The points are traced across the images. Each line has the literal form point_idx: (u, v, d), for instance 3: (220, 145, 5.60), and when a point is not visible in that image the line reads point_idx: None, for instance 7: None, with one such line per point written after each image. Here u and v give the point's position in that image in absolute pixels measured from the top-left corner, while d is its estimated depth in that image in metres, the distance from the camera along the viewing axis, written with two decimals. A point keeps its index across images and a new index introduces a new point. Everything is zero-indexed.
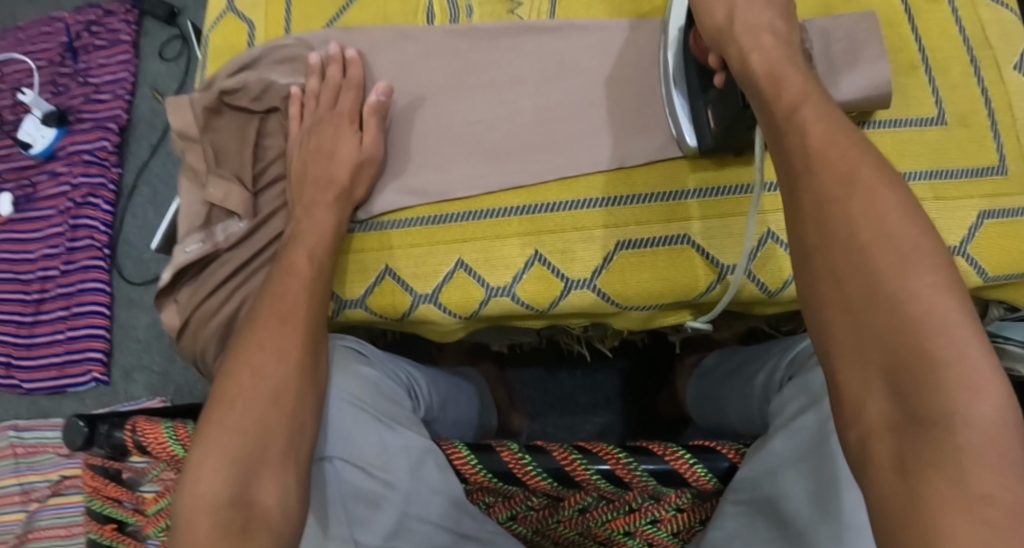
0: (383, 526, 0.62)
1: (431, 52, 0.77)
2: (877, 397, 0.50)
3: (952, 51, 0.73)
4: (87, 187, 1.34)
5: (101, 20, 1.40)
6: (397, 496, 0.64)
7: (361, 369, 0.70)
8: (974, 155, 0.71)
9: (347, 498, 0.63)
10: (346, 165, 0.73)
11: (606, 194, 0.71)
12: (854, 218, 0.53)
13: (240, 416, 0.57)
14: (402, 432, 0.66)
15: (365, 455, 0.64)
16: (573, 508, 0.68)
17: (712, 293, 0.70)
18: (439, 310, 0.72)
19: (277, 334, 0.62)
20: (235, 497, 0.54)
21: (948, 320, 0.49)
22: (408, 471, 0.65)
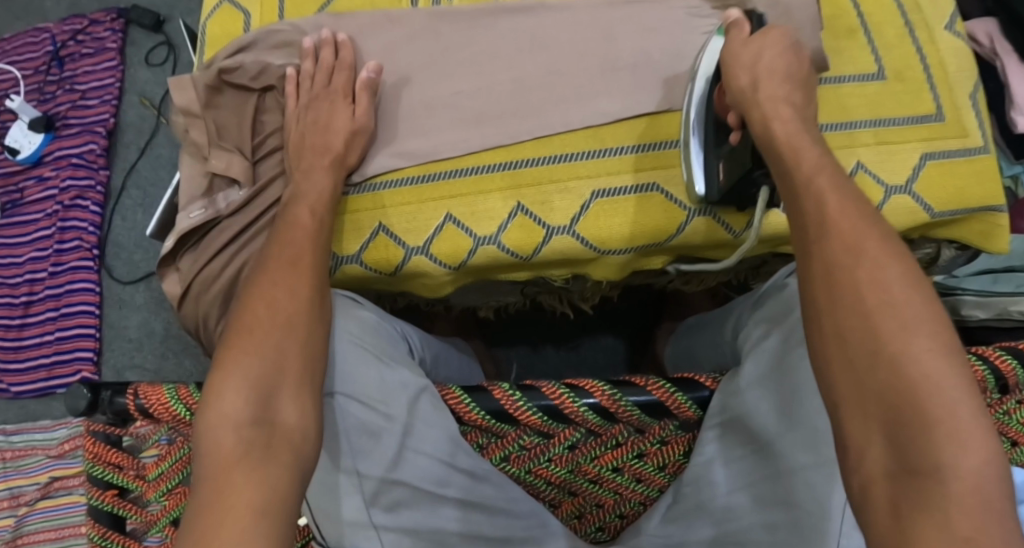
0: (385, 456, 0.66)
1: (417, 30, 0.82)
2: (869, 427, 0.54)
3: (886, 16, 0.80)
4: (75, 189, 1.37)
5: (86, 29, 1.44)
6: (397, 428, 0.67)
7: (358, 311, 0.74)
8: (912, 104, 0.77)
9: (348, 431, 0.66)
10: (341, 133, 0.77)
11: (582, 150, 0.76)
12: (858, 265, 0.58)
13: (259, 344, 0.61)
14: (399, 371, 0.70)
15: (365, 390, 0.68)
16: (563, 445, 0.73)
17: (681, 235, 0.76)
18: (429, 261, 0.76)
19: (286, 274, 0.66)
20: (255, 418, 0.58)
21: (932, 355, 0.54)
22: (406, 406, 0.68)
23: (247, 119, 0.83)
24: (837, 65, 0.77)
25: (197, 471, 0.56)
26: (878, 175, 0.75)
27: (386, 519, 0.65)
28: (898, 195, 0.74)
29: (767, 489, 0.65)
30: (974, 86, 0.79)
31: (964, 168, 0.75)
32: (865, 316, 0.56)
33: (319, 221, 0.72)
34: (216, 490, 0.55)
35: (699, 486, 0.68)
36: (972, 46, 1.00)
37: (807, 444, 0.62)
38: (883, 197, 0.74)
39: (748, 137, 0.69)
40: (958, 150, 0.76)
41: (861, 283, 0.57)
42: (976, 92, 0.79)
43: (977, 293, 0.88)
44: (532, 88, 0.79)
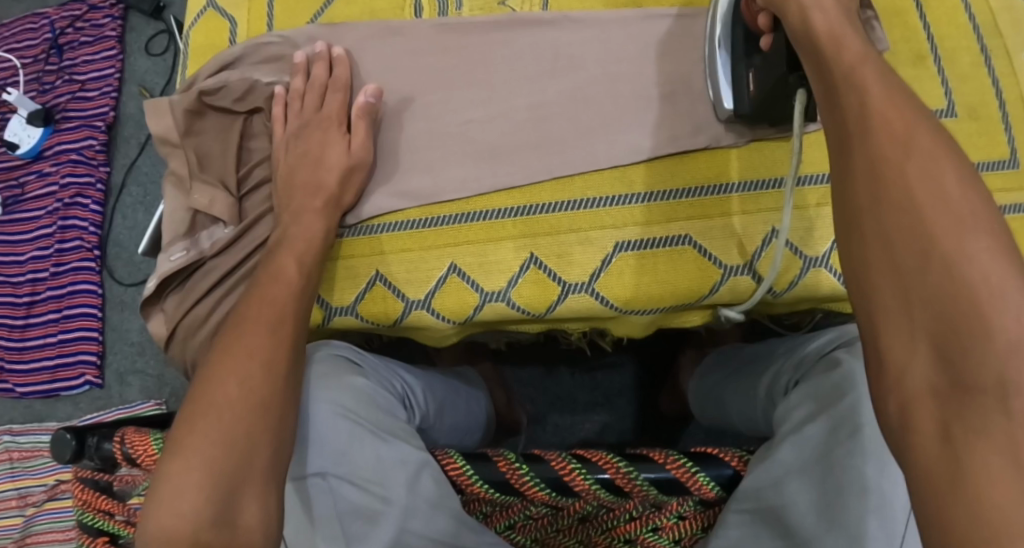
0: (379, 543, 0.60)
1: (421, 47, 0.75)
2: (915, 341, 0.48)
3: (960, 40, 0.70)
4: (75, 187, 1.31)
5: (86, 16, 1.38)
6: (394, 510, 0.61)
7: (355, 380, 0.68)
8: (986, 149, 0.68)
9: (342, 516, 0.61)
10: (335, 170, 0.70)
11: (604, 194, 0.69)
12: (906, 163, 0.51)
13: (225, 429, 0.55)
14: (399, 445, 0.64)
15: (361, 471, 0.62)
16: (574, 516, 0.66)
17: (716, 296, 0.68)
18: (432, 317, 0.70)
19: (263, 343, 0.60)
20: (217, 518, 0.52)
21: (990, 258, 0.48)
22: (405, 485, 0.62)
23: (231, 147, 0.76)
24: None
25: None
26: None
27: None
28: None
29: None
30: None
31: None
32: (907, 211, 0.50)
33: (306, 275, 0.66)
34: None
35: None
36: None
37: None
38: None
39: (777, 35, 0.62)
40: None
41: (905, 183, 0.51)
42: None
43: None
44: (549, 116, 0.71)
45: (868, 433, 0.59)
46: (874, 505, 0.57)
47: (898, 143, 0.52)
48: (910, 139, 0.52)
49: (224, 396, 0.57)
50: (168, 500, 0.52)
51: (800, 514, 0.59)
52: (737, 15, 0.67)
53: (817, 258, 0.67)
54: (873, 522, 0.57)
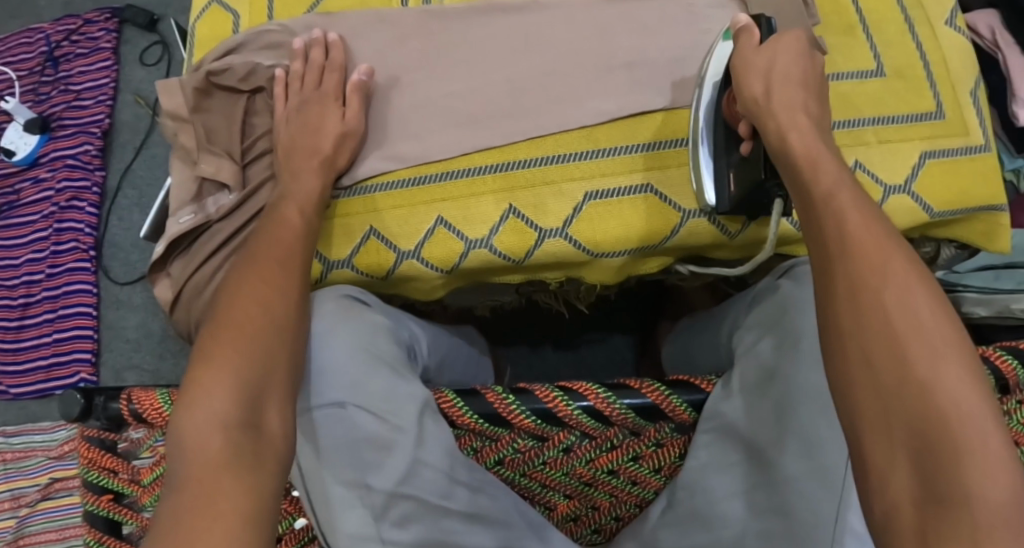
0: (395, 470, 0.65)
1: (407, 29, 0.81)
2: (893, 451, 0.52)
3: (887, 12, 0.79)
4: (71, 190, 1.36)
5: (81, 30, 1.43)
6: (408, 440, 0.67)
7: (372, 318, 0.73)
8: (914, 102, 0.76)
9: (357, 443, 0.66)
10: (331, 136, 0.76)
11: (576, 150, 0.75)
12: (884, 288, 0.56)
13: (248, 344, 0.61)
14: (409, 382, 0.70)
15: (376, 401, 0.68)
16: (558, 448, 0.72)
17: (676, 237, 0.75)
18: (421, 265, 0.76)
19: (276, 275, 0.66)
20: (241, 421, 0.58)
21: (965, 390, 0.52)
22: (416, 417, 0.68)
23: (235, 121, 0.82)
24: (835, 64, 0.76)
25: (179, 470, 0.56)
26: (877, 174, 0.73)
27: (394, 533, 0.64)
28: (898, 195, 0.73)
29: (765, 501, 0.65)
30: (976, 82, 0.78)
31: (966, 167, 0.75)
32: (885, 322, 0.55)
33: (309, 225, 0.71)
34: (199, 493, 0.54)
35: (693, 491, 0.68)
36: (972, 40, 0.99)
37: (799, 452, 0.63)
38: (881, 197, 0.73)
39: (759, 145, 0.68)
40: (960, 148, 0.75)
41: (887, 301, 0.55)
42: (977, 89, 0.78)
43: (978, 290, 0.88)
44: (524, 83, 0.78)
45: (809, 342, 0.66)
46: (819, 407, 0.64)
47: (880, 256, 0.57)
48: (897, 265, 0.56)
49: (243, 318, 0.62)
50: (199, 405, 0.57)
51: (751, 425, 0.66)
52: (718, 115, 0.72)
53: None
54: (818, 424, 0.63)
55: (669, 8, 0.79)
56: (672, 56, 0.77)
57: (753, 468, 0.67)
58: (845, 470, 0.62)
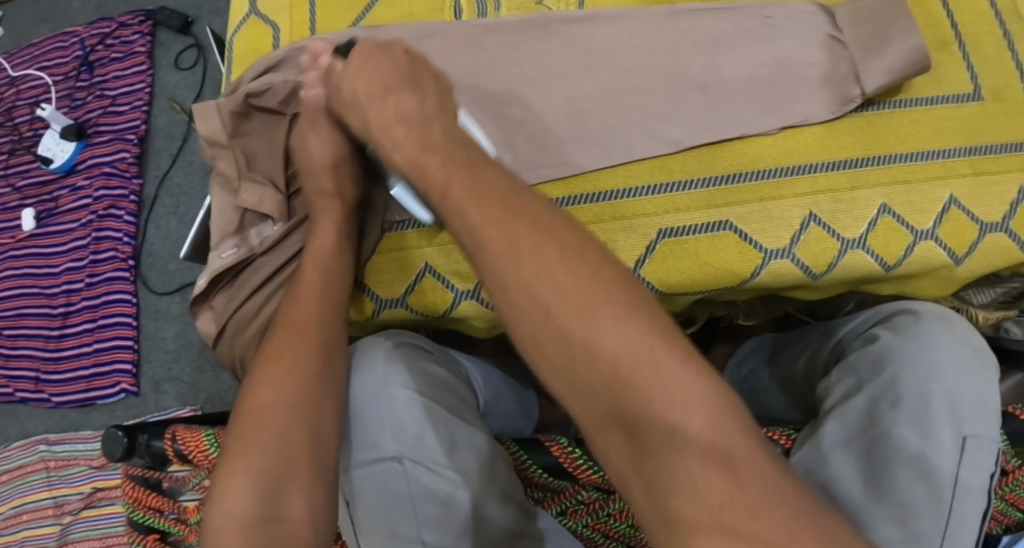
0: (453, 526, 0.61)
1: (457, 45, 0.75)
2: (610, 430, 0.53)
3: (985, 26, 0.73)
4: (108, 199, 1.34)
5: (115, 33, 1.41)
6: (468, 495, 0.61)
7: (428, 366, 0.67)
8: (1011, 130, 0.70)
9: (417, 503, 0.60)
10: (323, 170, 0.72)
11: (647, 183, 0.70)
12: (524, 275, 0.54)
13: (263, 432, 0.61)
14: (467, 429, 0.64)
15: (436, 455, 0.61)
16: (624, 500, 0.68)
17: (757, 278, 0.69)
18: (479, 306, 0.72)
19: (293, 347, 0.65)
20: (264, 518, 0.58)
21: (627, 341, 0.52)
22: (477, 468, 0.62)
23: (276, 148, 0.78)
24: (928, 86, 0.71)
25: None
26: (970, 209, 0.69)
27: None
28: (993, 232, 0.69)
29: None
30: None
31: None
32: (597, 379, 0.52)
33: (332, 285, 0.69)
34: None
35: None
36: None
37: (892, 518, 0.59)
38: (975, 234, 0.69)
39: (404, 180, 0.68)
40: None
41: (586, 339, 0.52)
42: None
43: None
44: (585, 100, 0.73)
45: (911, 402, 0.61)
46: (918, 472, 0.59)
47: (549, 294, 0.53)
48: (591, 308, 0.53)
49: (260, 404, 0.62)
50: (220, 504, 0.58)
51: (842, 486, 0.61)
52: None
53: (856, 240, 0.68)
54: (914, 489, 0.59)
55: (747, 19, 0.72)
56: (749, 74, 0.71)
57: None
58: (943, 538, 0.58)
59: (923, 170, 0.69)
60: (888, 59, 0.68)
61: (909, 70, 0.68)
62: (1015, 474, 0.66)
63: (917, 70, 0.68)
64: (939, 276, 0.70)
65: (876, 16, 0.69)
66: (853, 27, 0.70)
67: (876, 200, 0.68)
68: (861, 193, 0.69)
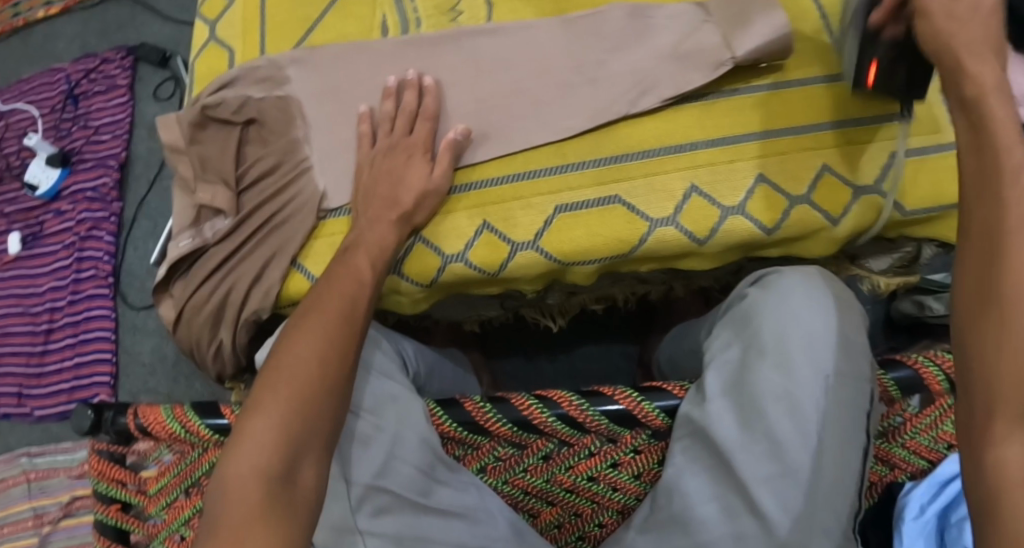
0: (370, 464, 0.70)
1: (384, 58, 0.85)
2: (1015, 417, 0.56)
3: None
4: (91, 221, 1.43)
5: (98, 68, 1.51)
6: (386, 437, 0.71)
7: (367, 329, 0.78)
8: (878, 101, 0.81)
9: (342, 443, 0.71)
10: (413, 191, 0.76)
11: (545, 166, 0.79)
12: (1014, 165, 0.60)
13: (292, 397, 0.64)
14: (394, 383, 0.74)
15: (362, 402, 0.72)
16: (537, 455, 0.76)
17: (646, 245, 0.77)
18: (403, 281, 0.79)
19: (332, 330, 0.68)
20: (280, 474, 0.62)
21: None
22: (398, 417, 0.72)
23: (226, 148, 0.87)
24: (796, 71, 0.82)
25: (216, 513, 0.60)
26: (843, 174, 0.80)
27: (371, 526, 0.68)
28: (869, 194, 0.80)
29: (736, 499, 0.68)
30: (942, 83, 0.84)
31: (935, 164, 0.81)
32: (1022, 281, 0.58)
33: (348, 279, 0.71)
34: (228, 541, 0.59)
35: (671, 495, 0.71)
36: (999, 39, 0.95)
37: (763, 452, 0.67)
38: (850, 197, 0.80)
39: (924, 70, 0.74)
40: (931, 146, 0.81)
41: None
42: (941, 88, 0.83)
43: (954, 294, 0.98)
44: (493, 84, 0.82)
45: (770, 347, 0.70)
46: (786, 407, 0.67)
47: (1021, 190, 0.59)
48: None
49: (295, 374, 0.65)
50: (245, 455, 0.62)
51: (719, 428, 0.69)
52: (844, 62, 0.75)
53: (736, 207, 0.78)
54: (784, 423, 0.67)
55: (642, 20, 0.83)
56: (634, 70, 0.81)
57: (722, 472, 0.69)
58: (815, 466, 0.66)
59: (795, 143, 0.80)
60: (753, 39, 0.80)
61: (776, 44, 0.79)
62: (913, 422, 0.74)
63: (780, 45, 0.79)
64: (821, 237, 0.81)
65: (742, 9, 0.81)
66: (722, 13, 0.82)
67: (753, 171, 0.79)
68: (739, 165, 0.79)
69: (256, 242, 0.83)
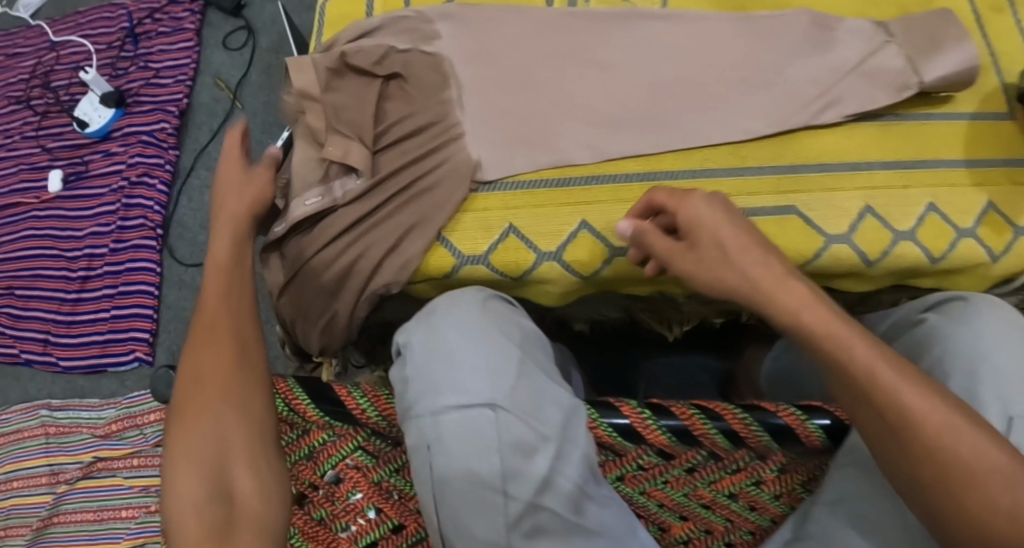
0: (534, 479, 0.63)
1: (545, 28, 0.80)
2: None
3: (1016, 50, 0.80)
4: (143, 166, 1.36)
5: (164, 8, 1.45)
6: (551, 447, 0.64)
7: (519, 321, 0.70)
8: None
9: (503, 452, 0.63)
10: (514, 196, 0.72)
11: (722, 165, 0.74)
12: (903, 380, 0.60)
13: (193, 410, 0.64)
14: (553, 387, 0.67)
15: (523, 406, 0.64)
16: (683, 467, 0.73)
17: (819, 261, 0.73)
18: (561, 269, 0.74)
19: (221, 331, 0.68)
20: (214, 495, 0.62)
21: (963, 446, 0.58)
22: (558, 423, 0.65)
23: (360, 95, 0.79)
24: (969, 101, 0.78)
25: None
26: (1007, 216, 0.75)
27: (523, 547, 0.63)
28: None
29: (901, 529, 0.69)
30: None
31: None
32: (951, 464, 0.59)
33: (234, 291, 0.71)
34: None
35: (826, 521, 0.71)
36: None
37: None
38: (1010, 236, 0.74)
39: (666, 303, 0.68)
40: None
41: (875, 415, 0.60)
42: None
43: None
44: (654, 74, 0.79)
45: None
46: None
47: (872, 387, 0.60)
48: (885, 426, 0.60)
49: (206, 376, 0.66)
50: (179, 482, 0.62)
51: None
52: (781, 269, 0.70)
53: (908, 232, 0.73)
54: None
55: (824, 22, 0.78)
56: (813, 79, 0.76)
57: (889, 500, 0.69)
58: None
59: (964, 176, 0.75)
60: (939, 65, 0.75)
61: (962, 76, 0.75)
62: None
63: (969, 74, 0.74)
64: (977, 274, 0.75)
65: (930, 30, 0.76)
66: (904, 35, 0.77)
67: (925, 199, 0.74)
68: (912, 191, 0.74)
69: (394, 203, 0.76)
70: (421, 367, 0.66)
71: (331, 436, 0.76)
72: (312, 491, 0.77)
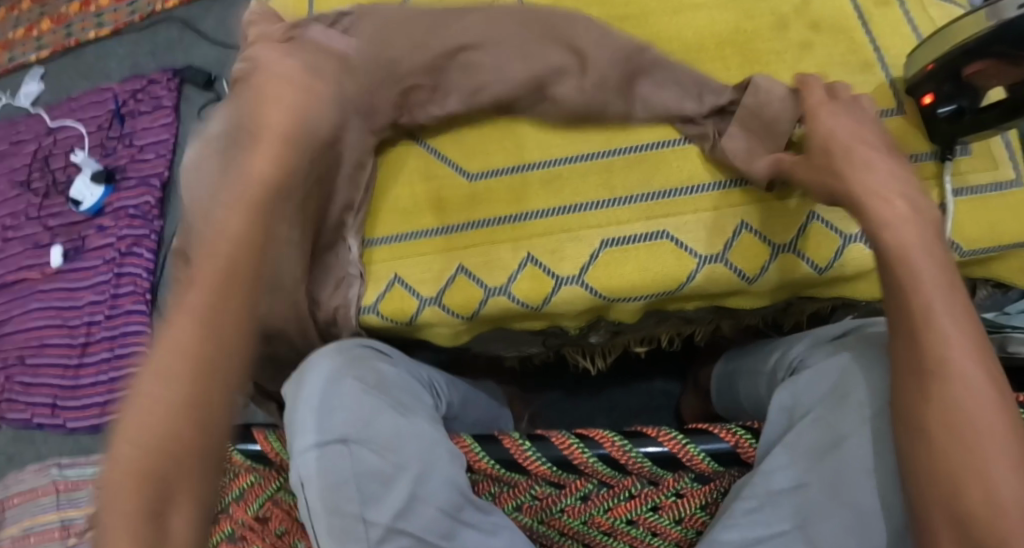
0: (393, 504, 0.65)
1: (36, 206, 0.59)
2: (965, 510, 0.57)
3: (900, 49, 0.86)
4: (132, 237, 1.45)
5: (145, 88, 1.53)
6: (407, 475, 0.66)
7: (386, 364, 0.74)
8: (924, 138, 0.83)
9: (360, 482, 0.64)
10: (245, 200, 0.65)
11: (591, 200, 0.79)
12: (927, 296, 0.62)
13: None
14: (413, 421, 0.70)
15: (380, 439, 0.66)
16: (575, 495, 0.73)
17: (693, 282, 0.78)
18: (443, 312, 0.80)
19: None
20: None
21: (961, 332, 0.60)
22: (417, 454, 0.68)
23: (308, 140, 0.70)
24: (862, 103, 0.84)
25: None
26: None
27: None
28: None
29: None
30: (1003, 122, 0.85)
31: (995, 203, 0.81)
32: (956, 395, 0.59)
33: None
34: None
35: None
36: None
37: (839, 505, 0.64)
38: None
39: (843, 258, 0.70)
40: (990, 183, 0.82)
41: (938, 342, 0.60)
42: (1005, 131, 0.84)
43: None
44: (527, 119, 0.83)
45: (853, 397, 0.67)
46: (863, 451, 0.64)
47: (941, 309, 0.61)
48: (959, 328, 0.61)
49: None
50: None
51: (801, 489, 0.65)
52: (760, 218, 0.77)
53: (786, 244, 0.77)
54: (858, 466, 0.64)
55: None
56: None
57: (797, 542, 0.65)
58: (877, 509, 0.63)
59: None
60: None
61: None
62: None
63: None
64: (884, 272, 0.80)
65: None
66: None
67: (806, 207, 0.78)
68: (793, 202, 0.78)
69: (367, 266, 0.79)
70: (288, 414, 0.66)
71: (258, 477, 0.84)
72: (246, 529, 0.83)
